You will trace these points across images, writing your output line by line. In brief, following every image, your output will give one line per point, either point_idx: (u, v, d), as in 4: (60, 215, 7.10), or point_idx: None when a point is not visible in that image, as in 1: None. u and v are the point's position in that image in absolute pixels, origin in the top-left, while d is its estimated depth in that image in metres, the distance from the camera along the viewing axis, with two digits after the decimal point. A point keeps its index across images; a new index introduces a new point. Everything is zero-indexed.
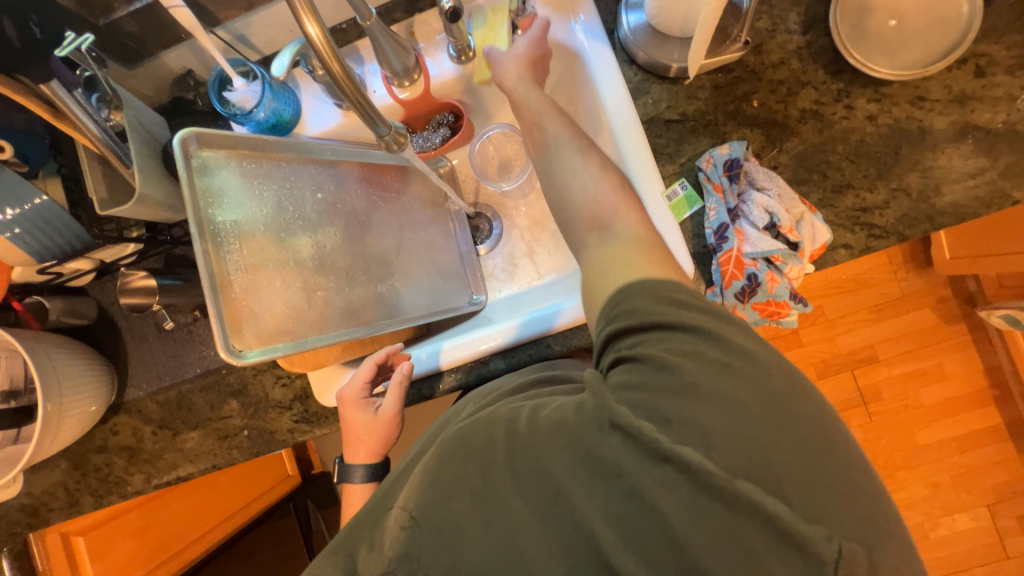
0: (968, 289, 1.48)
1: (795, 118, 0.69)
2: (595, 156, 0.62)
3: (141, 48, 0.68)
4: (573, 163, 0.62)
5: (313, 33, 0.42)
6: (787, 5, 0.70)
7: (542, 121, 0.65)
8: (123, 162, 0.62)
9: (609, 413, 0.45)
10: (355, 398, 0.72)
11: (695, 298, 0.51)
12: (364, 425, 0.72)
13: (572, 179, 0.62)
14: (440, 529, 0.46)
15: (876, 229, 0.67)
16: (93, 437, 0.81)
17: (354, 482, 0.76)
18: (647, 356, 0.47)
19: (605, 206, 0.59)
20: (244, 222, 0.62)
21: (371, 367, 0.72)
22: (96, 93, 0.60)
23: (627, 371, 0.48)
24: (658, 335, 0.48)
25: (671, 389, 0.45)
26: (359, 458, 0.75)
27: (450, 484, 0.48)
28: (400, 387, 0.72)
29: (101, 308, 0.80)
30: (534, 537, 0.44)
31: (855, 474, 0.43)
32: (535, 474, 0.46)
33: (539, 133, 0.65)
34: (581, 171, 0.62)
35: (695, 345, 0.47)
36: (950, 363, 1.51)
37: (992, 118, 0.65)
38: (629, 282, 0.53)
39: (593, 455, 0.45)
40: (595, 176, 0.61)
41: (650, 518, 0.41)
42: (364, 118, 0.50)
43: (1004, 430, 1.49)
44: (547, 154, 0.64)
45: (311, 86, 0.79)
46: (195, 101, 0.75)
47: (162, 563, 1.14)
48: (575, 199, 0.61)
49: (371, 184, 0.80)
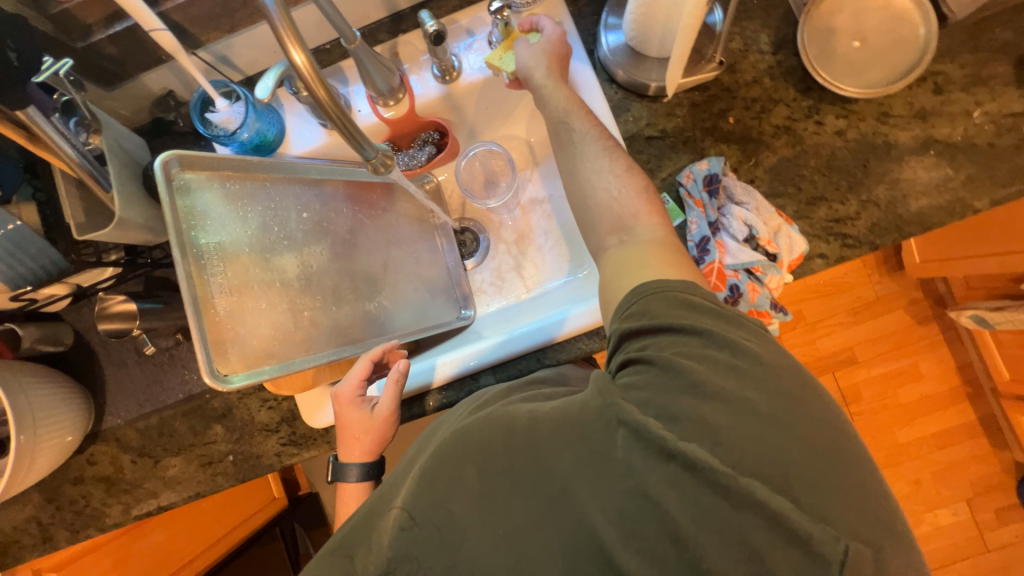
0: (938, 290, 1.54)
1: (768, 134, 0.72)
2: (620, 159, 0.63)
3: (119, 70, 0.68)
4: (599, 163, 0.63)
5: (298, 61, 0.42)
6: (758, 27, 0.73)
7: (569, 118, 0.66)
8: (103, 186, 0.61)
9: (616, 412, 0.46)
10: (351, 396, 0.70)
11: (705, 300, 0.51)
12: (360, 424, 0.71)
13: (594, 180, 0.63)
14: (439, 527, 0.46)
15: (850, 239, 0.69)
16: (68, 468, 0.78)
17: (349, 481, 0.73)
18: (658, 358, 0.48)
19: (627, 208, 0.61)
20: (228, 244, 0.62)
21: (367, 365, 0.71)
22: (74, 116, 0.59)
23: (636, 371, 0.48)
24: (670, 337, 0.49)
25: (677, 391, 0.45)
26: (354, 456, 0.72)
27: (448, 486, 0.48)
28: (396, 385, 0.70)
29: (78, 334, 0.78)
30: (530, 545, 0.44)
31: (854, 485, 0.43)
32: (531, 482, 0.46)
33: (563, 132, 0.66)
34: (604, 171, 0.63)
35: (705, 349, 0.48)
36: (925, 362, 1.56)
37: (951, 132, 0.69)
38: (642, 284, 0.54)
39: (598, 455, 0.45)
40: (619, 178, 0.62)
41: (655, 518, 0.42)
42: (349, 139, 0.50)
43: (977, 425, 1.55)
44: (571, 153, 0.65)
45: (294, 105, 0.79)
46: (177, 122, 0.75)
47: None
48: (599, 201, 0.63)
49: (357, 202, 0.80)
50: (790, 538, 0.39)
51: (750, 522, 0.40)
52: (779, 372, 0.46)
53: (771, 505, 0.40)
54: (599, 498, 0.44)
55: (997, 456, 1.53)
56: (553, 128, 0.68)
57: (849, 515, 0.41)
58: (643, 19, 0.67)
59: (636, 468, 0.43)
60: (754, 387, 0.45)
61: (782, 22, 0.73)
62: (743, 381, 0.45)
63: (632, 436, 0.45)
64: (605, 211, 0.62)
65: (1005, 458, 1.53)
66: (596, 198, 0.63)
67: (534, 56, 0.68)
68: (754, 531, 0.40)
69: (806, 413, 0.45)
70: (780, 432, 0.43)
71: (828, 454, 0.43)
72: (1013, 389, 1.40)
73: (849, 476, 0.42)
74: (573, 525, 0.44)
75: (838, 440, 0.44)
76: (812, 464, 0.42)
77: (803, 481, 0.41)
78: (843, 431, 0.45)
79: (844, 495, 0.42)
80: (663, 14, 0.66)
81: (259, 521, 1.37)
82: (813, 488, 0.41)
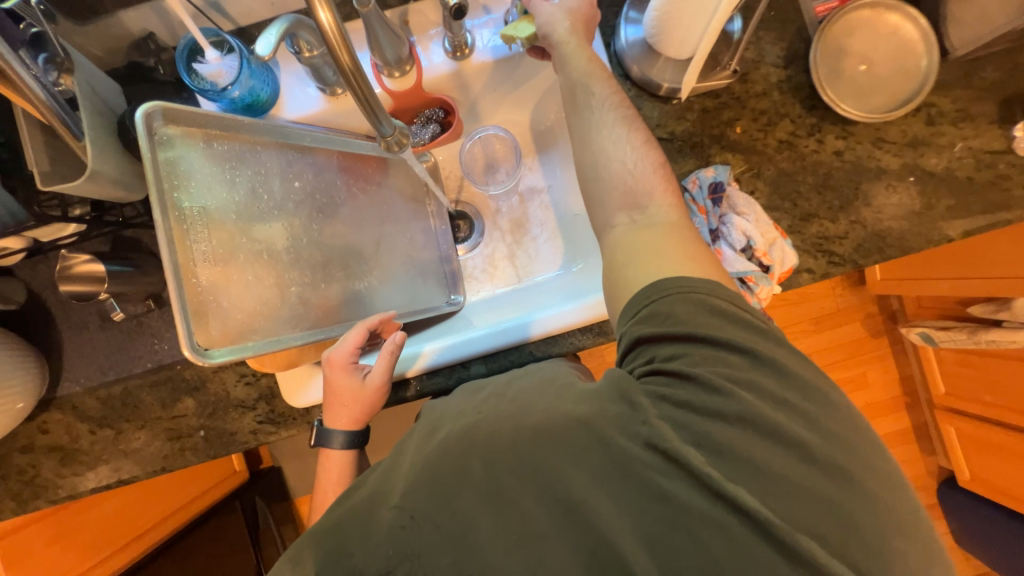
0: (892, 307, 1.64)
1: (772, 147, 0.73)
2: (638, 131, 0.62)
3: (96, 5, 0.61)
4: (616, 132, 0.62)
5: (325, 20, 0.39)
6: (771, 39, 0.74)
7: (589, 82, 0.64)
8: (74, 134, 0.55)
9: (646, 432, 0.48)
10: (344, 361, 0.68)
11: (727, 306, 0.52)
12: (350, 391, 0.69)
13: (610, 150, 0.62)
14: (442, 525, 0.47)
15: (836, 256, 0.73)
16: (18, 435, 0.73)
17: (333, 448, 0.72)
18: (694, 375, 0.49)
19: (640, 185, 0.60)
20: (213, 209, 0.57)
21: (362, 332, 0.69)
22: (43, 53, 0.52)
23: (669, 385, 0.50)
24: (692, 343, 0.51)
25: (710, 412, 0.48)
26: (338, 423, 0.71)
27: (453, 481, 0.49)
28: (390, 357, 0.70)
29: (32, 293, 0.72)
30: (541, 545, 0.46)
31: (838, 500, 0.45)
32: (537, 479, 0.48)
33: (581, 96, 0.64)
34: (622, 140, 0.61)
35: (735, 364, 0.50)
36: (873, 372, 1.68)
37: (937, 163, 0.72)
38: (666, 284, 0.54)
39: (626, 467, 0.47)
40: (637, 149, 0.61)
41: (683, 536, 0.44)
42: (369, 115, 0.48)
43: (911, 432, 1.69)
44: (587, 117, 0.63)
45: (292, 65, 0.74)
46: (156, 69, 0.69)
47: (104, 560, 1.05)
48: (613, 171, 0.61)
49: (351, 175, 0.76)
50: (766, 533, 0.43)
51: (735, 521, 0.44)
52: (774, 389, 0.49)
53: (755, 507, 0.43)
54: (604, 497, 0.46)
55: (924, 461, 1.69)
56: (569, 93, 0.65)
57: (827, 520, 0.44)
58: (664, 20, 0.65)
59: (634, 467, 0.47)
60: (749, 390, 0.48)
61: (795, 37, 0.74)
62: (743, 378, 0.49)
63: (653, 453, 0.47)
64: (621, 191, 0.61)
65: (931, 463, 1.69)
66: (609, 169, 0.61)
67: (556, 15, 0.65)
68: (734, 528, 0.44)
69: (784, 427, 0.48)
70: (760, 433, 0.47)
71: (808, 461, 0.46)
72: (948, 401, 1.53)
73: (831, 486, 0.45)
74: (580, 524, 0.46)
75: (821, 450, 0.47)
76: (795, 471, 0.45)
77: (783, 487, 0.45)
78: (825, 442, 0.47)
79: (823, 502, 0.45)
80: (686, 20, 0.64)
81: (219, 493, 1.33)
82: (795, 494, 0.45)
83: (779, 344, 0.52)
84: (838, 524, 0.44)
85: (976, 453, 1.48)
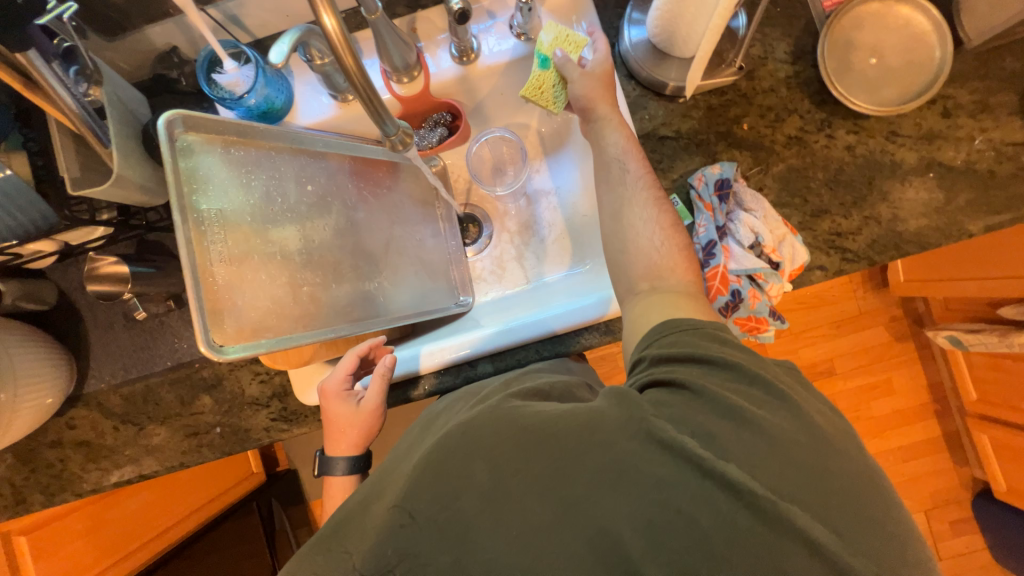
0: (918, 310, 1.59)
1: (780, 143, 0.72)
2: (666, 213, 0.64)
3: (123, 21, 0.65)
4: (644, 212, 0.63)
5: (329, 25, 0.40)
6: (778, 35, 0.73)
7: (624, 160, 0.66)
8: (102, 141, 0.58)
9: (649, 429, 0.47)
10: (338, 390, 0.71)
11: (726, 333, 0.54)
12: (346, 418, 0.71)
13: (638, 227, 0.63)
14: (446, 522, 0.47)
15: (849, 253, 0.71)
16: (47, 431, 0.76)
17: (335, 475, 0.74)
18: (712, 397, 0.48)
19: (664, 262, 0.62)
20: (230, 212, 0.59)
21: (353, 360, 0.70)
22: (74, 65, 0.56)
23: (686, 405, 0.49)
24: (707, 370, 0.51)
25: (712, 415, 0.48)
26: (340, 450, 0.73)
27: (453, 481, 0.49)
28: (382, 380, 0.70)
29: (62, 293, 0.75)
30: (541, 542, 0.45)
31: (842, 497, 0.45)
32: (539, 479, 0.47)
33: (615, 171, 0.66)
34: (651, 222, 0.63)
35: (746, 387, 0.50)
36: (899, 378, 1.62)
37: (955, 156, 0.70)
38: (677, 318, 0.56)
39: (629, 467, 0.46)
40: (663, 230, 0.63)
41: (687, 534, 0.43)
42: (373, 114, 0.49)
43: (942, 441, 1.62)
44: (618, 193, 0.65)
45: (306, 74, 0.77)
46: (179, 81, 0.72)
47: (115, 563, 1.05)
48: (639, 247, 0.63)
49: (362, 179, 0.78)
50: (772, 529, 0.42)
51: (741, 514, 0.43)
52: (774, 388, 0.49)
53: (763, 503, 0.43)
54: (605, 493, 0.46)
55: (957, 471, 1.61)
56: (603, 168, 0.68)
57: (834, 514, 0.44)
58: (668, 20, 0.66)
59: (636, 463, 0.46)
60: (746, 397, 0.49)
61: (802, 33, 0.73)
62: (737, 390, 0.49)
63: (656, 450, 0.46)
64: (646, 265, 0.62)
65: (964, 474, 1.61)
66: (636, 243, 0.63)
67: (591, 86, 0.69)
68: (740, 522, 0.43)
69: (787, 425, 0.48)
70: (764, 427, 0.47)
71: (811, 456, 0.46)
72: (980, 408, 1.46)
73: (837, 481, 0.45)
74: (579, 519, 0.45)
75: (822, 449, 0.47)
76: (798, 464, 0.45)
77: (790, 483, 0.44)
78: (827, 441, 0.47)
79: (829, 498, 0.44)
80: (689, 18, 0.64)
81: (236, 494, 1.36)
82: (801, 488, 0.44)
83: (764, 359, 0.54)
84: (843, 517, 0.44)
85: (1012, 463, 1.41)
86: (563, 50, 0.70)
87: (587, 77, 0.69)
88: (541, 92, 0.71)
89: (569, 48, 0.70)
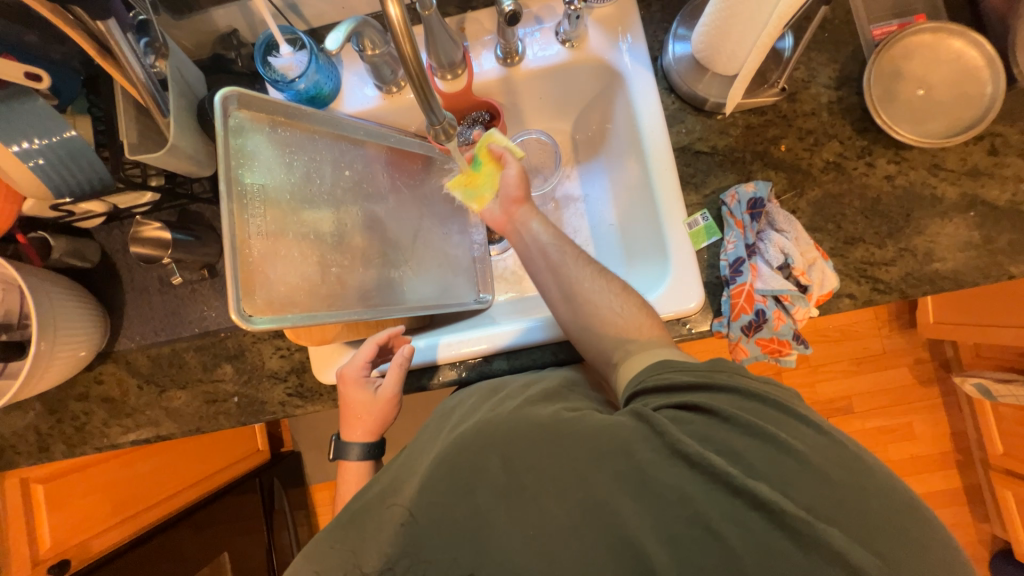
0: (946, 354, 1.53)
1: (818, 168, 0.72)
2: (616, 280, 0.70)
3: (192, 1, 0.69)
4: (598, 283, 0.69)
5: (393, 14, 0.42)
6: (824, 60, 0.73)
7: (564, 248, 0.73)
8: (161, 110, 0.62)
9: (676, 444, 0.48)
10: (357, 376, 0.71)
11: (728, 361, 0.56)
12: (362, 405, 0.71)
13: (596, 299, 0.68)
14: (467, 513, 0.49)
15: (881, 284, 0.70)
16: (76, 383, 0.79)
17: (349, 459, 0.74)
18: (744, 421, 0.49)
19: (629, 324, 0.65)
20: (270, 188, 0.61)
21: (372, 348, 0.72)
22: (145, 37, 0.59)
23: (714, 427, 0.49)
24: (735, 397, 0.52)
25: (743, 437, 0.48)
26: (355, 437, 0.74)
27: (471, 473, 0.51)
28: (400, 369, 0.72)
29: (105, 254, 0.79)
30: (562, 544, 0.47)
31: (864, 531, 0.43)
32: (557, 479, 0.49)
33: (555, 254, 0.72)
34: (605, 291, 0.68)
35: (785, 418, 0.50)
36: (920, 423, 1.56)
37: (999, 195, 0.69)
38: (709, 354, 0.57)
39: (655, 482, 0.47)
40: (618, 297, 0.68)
41: (718, 554, 0.44)
42: (423, 105, 0.51)
43: (962, 494, 1.55)
44: (562, 278, 0.70)
45: (355, 64, 0.80)
46: (235, 62, 0.75)
47: (113, 526, 1.05)
48: (603, 318, 0.67)
49: (397, 169, 0.81)
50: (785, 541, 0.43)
51: (763, 525, 0.44)
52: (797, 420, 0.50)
53: (785, 515, 0.43)
54: (627, 502, 0.47)
55: (975, 527, 1.55)
56: (540, 258, 0.73)
57: (856, 535, 0.43)
58: (714, 37, 0.66)
59: (661, 477, 0.47)
60: (755, 414, 0.50)
61: (849, 59, 0.73)
62: (746, 408, 0.51)
63: (683, 464, 0.47)
64: (612, 332, 0.66)
65: (983, 530, 1.54)
66: (599, 311, 0.67)
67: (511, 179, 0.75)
68: (759, 531, 0.44)
69: (804, 437, 0.49)
70: (781, 439, 0.47)
71: (834, 487, 0.45)
72: (1004, 463, 1.40)
73: (862, 518, 0.44)
74: (604, 526, 0.46)
75: (846, 483, 0.46)
76: (822, 482, 0.45)
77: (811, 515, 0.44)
78: (851, 476, 0.46)
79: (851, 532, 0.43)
80: (735, 36, 0.64)
81: (241, 469, 1.39)
82: (823, 505, 0.44)
83: (780, 388, 0.55)
84: (873, 539, 0.43)
85: None
86: (497, 146, 0.76)
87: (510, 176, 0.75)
88: (474, 185, 0.78)
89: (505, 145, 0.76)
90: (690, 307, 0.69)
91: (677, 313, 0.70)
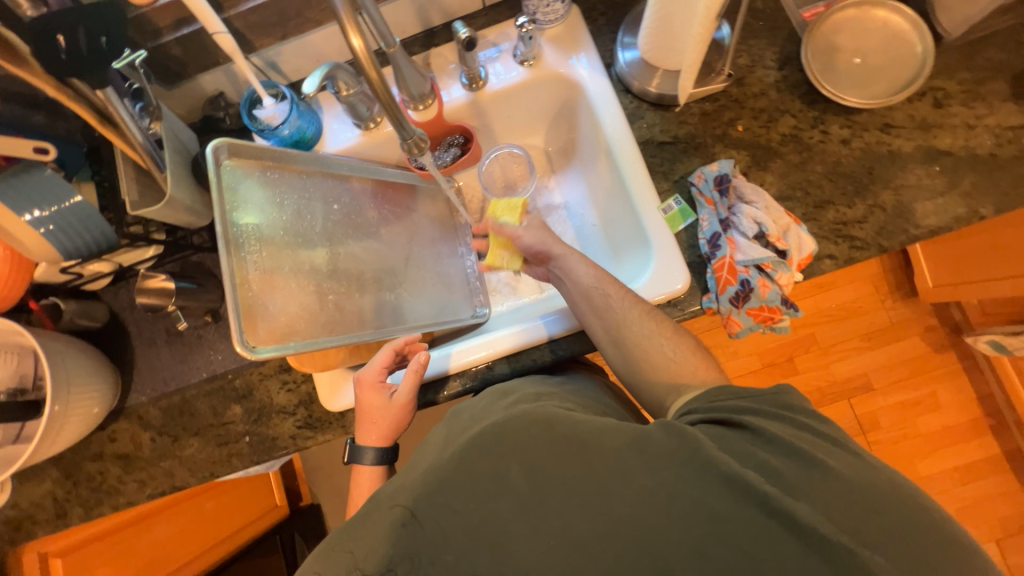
0: (954, 317, 1.52)
1: (777, 142, 0.76)
2: (665, 322, 0.68)
3: (181, 70, 0.75)
4: (646, 329, 0.67)
5: (356, 45, 0.47)
6: (764, 46, 0.79)
7: (605, 290, 0.70)
8: (159, 167, 0.67)
9: (711, 463, 0.48)
10: (375, 380, 0.73)
11: (791, 391, 0.55)
12: (379, 410, 0.73)
13: (646, 344, 0.66)
14: (480, 513, 0.50)
15: (858, 241, 0.72)
16: (90, 444, 0.80)
17: (364, 464, 0.74)
18: (804, 452, 0.48)
19: (683, 368, 0.64)
20: (265, 227, 0.64)
21: (389, 354, 0.74)
22: (140, 102, 0.65)
23: (763, 450, 0.49)
24: (792, 427, 0.52)
25: (790, 462, 0.48)
26: (369, 440, 0.74)
27: (481, 474, 0.52)
28: (415, 376, 0.73)
29: (113, 313, 0.82)
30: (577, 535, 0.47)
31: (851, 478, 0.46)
32: (571, 483, 0.50)
33: (598, 299, 0.69)
34: (653, 334, 0.67)
35: (830, 446, 0.50)
36: (944, 392, 1.53)
37: (954, 143, 0.72)
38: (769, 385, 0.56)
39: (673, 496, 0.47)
40: (669, 340, 0.66)
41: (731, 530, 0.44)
42: (393, 120, 0.55)
43: (1003, 460, 1.49)
44: (606, 325, 0.68)
45: (332, 108, 0.87)
46: (224, 119, 0.82)
47: None
48: (654, 364, 0.65)
49: (383, 199, 0.86)
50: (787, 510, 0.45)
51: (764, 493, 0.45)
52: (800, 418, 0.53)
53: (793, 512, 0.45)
54: (640, 507, 0.48)
55: None
56: (583, 303, 0.71)
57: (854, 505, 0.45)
58: (657, 36, 0.72)
59: (671, 476, 0.48)
60: (802, 440, 0.50)
61: (786, 41, 0.78)
62: (796, 436, 0.51)
63: (705, 474, 0.48)
64: (619, 330, 0.67)
65: None
66: (606, 310, 0.69)
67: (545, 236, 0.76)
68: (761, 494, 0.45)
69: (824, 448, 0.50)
70: (815, 457, 0.48)
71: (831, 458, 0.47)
72: None
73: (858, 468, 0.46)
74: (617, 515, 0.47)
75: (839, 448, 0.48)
76: (843, 487, 0.46)
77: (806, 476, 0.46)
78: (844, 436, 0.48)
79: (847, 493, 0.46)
80: (676, 32, 0.70)
81: (263, 525, 1.37)
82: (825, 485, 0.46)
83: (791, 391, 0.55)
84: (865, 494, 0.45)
85: None
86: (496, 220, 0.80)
87: (536, 228, 0.77)
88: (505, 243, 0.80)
89: (505, 216, 0.80)
90: (678, 288, 0.71)
91: (666, 295, 0.71)
